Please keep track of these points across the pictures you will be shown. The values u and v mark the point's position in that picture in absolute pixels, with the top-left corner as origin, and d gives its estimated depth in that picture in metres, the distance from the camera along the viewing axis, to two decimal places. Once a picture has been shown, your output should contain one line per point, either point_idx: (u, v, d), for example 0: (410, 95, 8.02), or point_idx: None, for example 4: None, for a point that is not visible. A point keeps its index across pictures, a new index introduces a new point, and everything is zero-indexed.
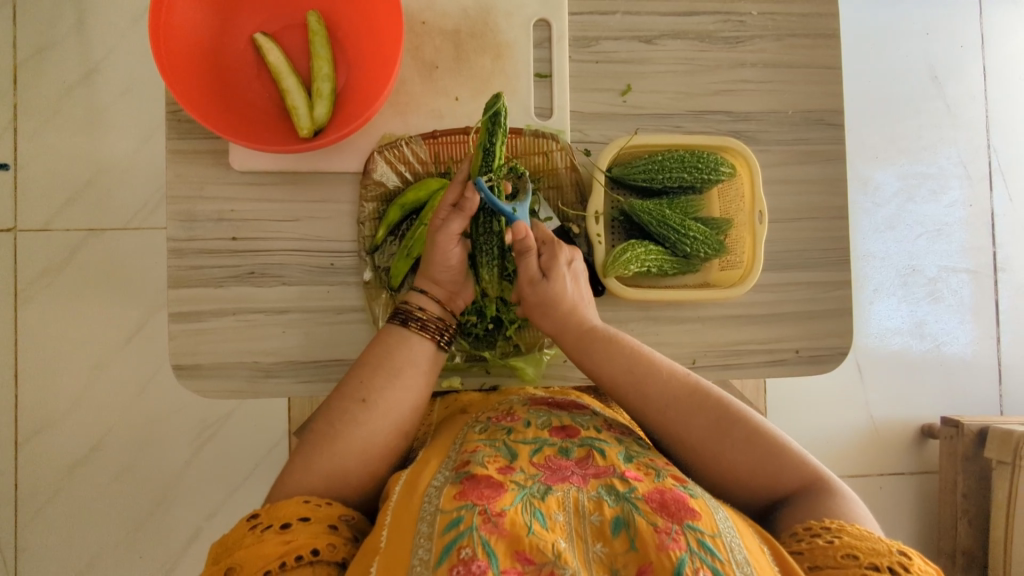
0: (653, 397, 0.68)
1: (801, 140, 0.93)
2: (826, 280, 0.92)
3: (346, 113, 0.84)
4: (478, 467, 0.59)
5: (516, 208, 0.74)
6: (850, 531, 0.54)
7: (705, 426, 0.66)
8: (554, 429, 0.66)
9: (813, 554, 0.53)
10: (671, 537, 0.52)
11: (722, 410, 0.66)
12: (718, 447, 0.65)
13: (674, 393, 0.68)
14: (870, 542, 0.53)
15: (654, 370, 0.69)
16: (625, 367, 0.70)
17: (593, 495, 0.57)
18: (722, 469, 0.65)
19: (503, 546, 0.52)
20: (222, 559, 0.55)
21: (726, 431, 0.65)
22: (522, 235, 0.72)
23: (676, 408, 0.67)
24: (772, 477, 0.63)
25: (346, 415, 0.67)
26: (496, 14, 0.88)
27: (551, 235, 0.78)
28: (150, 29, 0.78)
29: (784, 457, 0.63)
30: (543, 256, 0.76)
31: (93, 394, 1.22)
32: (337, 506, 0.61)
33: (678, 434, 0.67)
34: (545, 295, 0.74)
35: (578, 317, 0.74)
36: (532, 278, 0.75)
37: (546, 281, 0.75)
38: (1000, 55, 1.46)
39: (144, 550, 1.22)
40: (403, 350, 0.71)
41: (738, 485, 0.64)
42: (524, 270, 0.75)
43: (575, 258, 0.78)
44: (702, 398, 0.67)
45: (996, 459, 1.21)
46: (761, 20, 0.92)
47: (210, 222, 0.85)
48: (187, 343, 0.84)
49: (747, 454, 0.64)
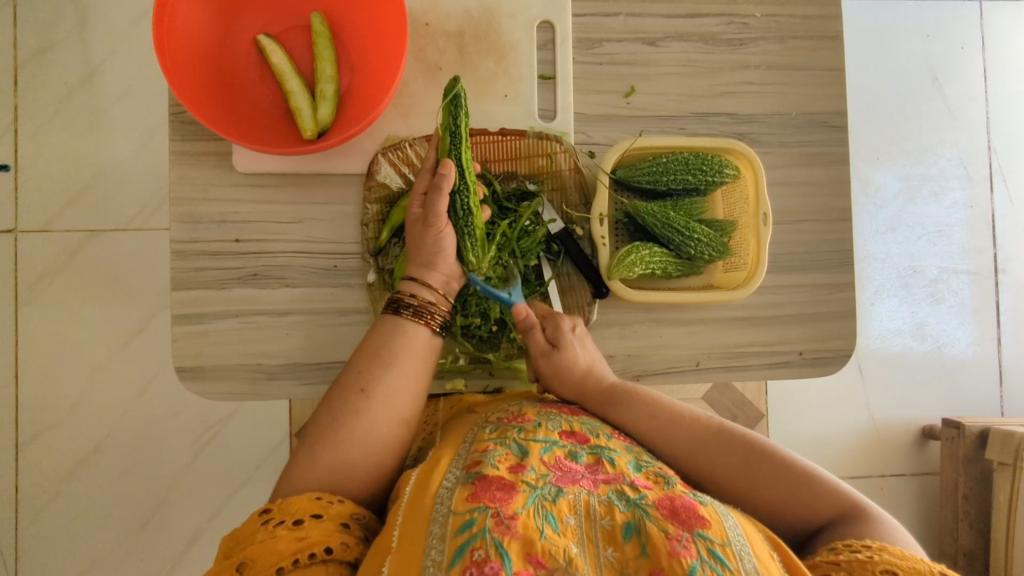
0: (682, 442, 0.71)
1: (804, 142, 0.93)
2: (829, 281, 0.92)
3: (349, 115, 0.84)
4: (490, 468, 0.59)
5: (511, 292, 0.83)
6: (891, 550, 0.53)
7: (733, 464, 0.68)
8: (564, 433, 0.66)
9: (851, 566, 0.52)
10: (682, 544, 0.52)
11: (746, 447, 0.68)
12: (749, 484, 0.66)
13: (699, 436, 0.71)
14: (911, 562, 0.52)
15: (676, 417, 0.72)
16: (650, 413, 0.73)
17: (603, 499, 0.57)
18: (757, 505, 0.65)
19: (516, 547, 0.52)
20: (233, 554, 0.55)
21: (752, 466, 0.67)
22: (522, 314, 0.80)
23: (703, 450, 0.70)
24: (807, 506, 0.63)
25: (347, 406, 0.67)
26: (499, 15, 0.88)
27: (550, 310, 0.85)
28: (153, 29, 0.77)
29: (815, 484, 0.64)
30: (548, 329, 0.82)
31: (94, 396, 1.22)
32: (348, 505, 0.61)
33: (710, 478, 0.69)
34: (558, 363, 0.79)
35: (595, 377, 0.78)
36: (543, 350, 0.80)
37: (557, 350, 0.79)
38: (1001, 57, 1.47)
39: (145, 552, 1.22)
40: (400, 338, 0.72)
41: (775, 518, 0.65)
42: (534, 344, 0.80)
43: (578, 324, 0.83)
44: (727, 438, 0.70)
45: (998, 461, 1.21)
46: (764, 22, 0.92)
47: (213, 224, 0.85)
48: (190, 345, 0.84)
49: (776, 484, 0.65)
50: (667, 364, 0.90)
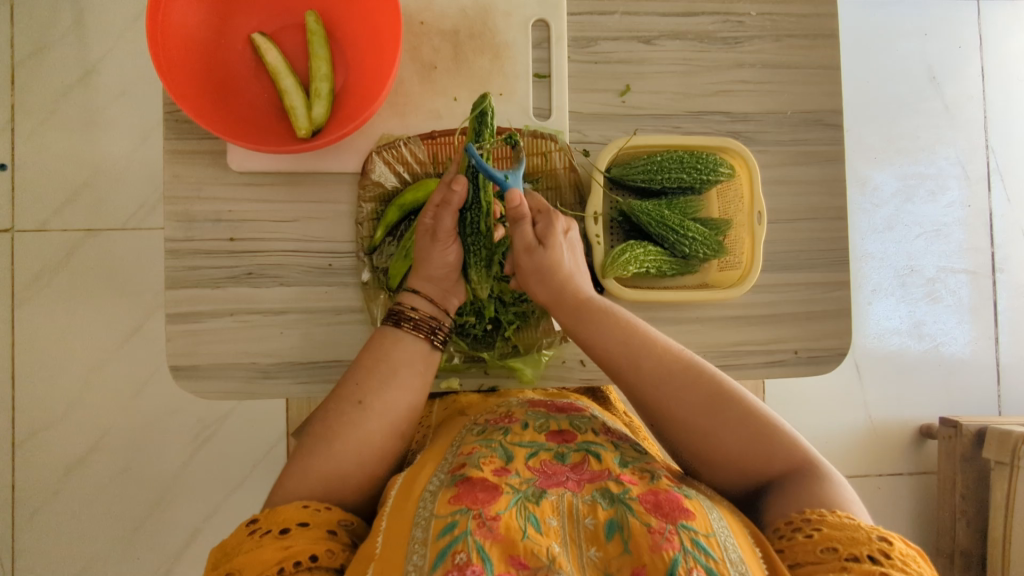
0: (648, 373, 0.67)
1: (800, 141, 0.93)
2: (825, 280, 0.92)
3: (344, 114, 0.84)
4: (473, 470, 0.59)
5: (509, 175, 0.72)
6: (830, 520, 0.53)
7: (696, 405, 0.65)
8: (551, 433, 0.66)
9: (794, 552, 0.53)
10: (665, 537, 0.52)
11: (716, 390, 0.65)
12: (710, 427, 0.64)
13: (669, 369, 0.67)
14: (849, 531, 0.52)
15: (648, 347, 0.68)
16: (619, 342, 0.69)
17: (587, 498, 0.57)
18: (714, 449, 0.64)
19: (497, 551, 0.52)
20: (221, 565, 0.56)
21: (719, 411, 0.64)
22: (516, 202, 0.70)
23: (670, 385, 0.66)
24: (762, 458, 0.62)
25: (342, 418, 0.67)
26: (495, 14, 0.88)
27: (546, 205, 0.77)
28: (148, 29, 0.77)
29: (776, 440, 0.63)
30: (538, 225, 0.75)
31: (90, 395, 1.22)
32: (336, 511, 0.60)
33: (670, 413, 0.66)
34: (540, 262, 0.73)
35: (573, 287, 0.73)
36: (528, 245, 0.73)
37: (541, 249, 0.73)
38: (999, 56, 1.47)
39: (142, 551, 1.22)
40: (399, 350, 0.72)
41: (727, 466, 0.64)
42: (519, 238, 0.73)
43: (571, 229, 0.77)
44: (696, 375, 0.66)
45: (995, 459, 1.21)
46: (760, 20, 0.92)
47: (208, 223, 0.85)
48: (185, 344, 0.84)
49: (738, 434, 0.63)
50: None
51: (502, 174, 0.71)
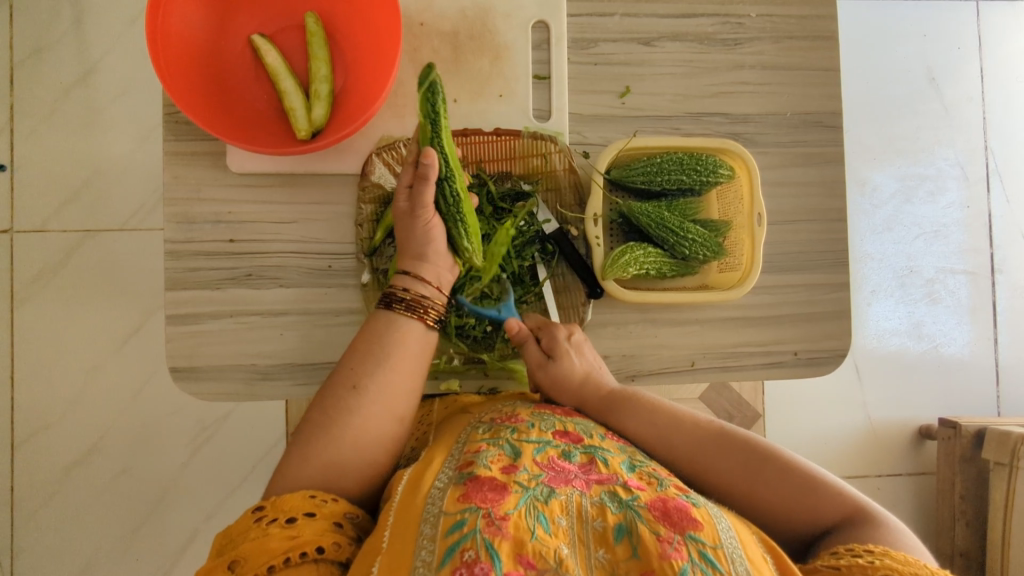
0: (681, 446, 0.71)
1: (800, 142, 0.93)
2: (824, 281, 0.92)
3: (343, 115, 0.84)
4: (482, 469, 0.59)
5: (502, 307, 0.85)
6: (893, 556, 0.52)
7: (733, 469, 0.67)
8: (558, 432, 0.66)
9: (851, 570, 0.51)
10: (673, 547, 0.52)
11: (749, 450, 0.68)
12: (750, 488, 0.66)
13: (700, 441, 0.71)
14: (913, 568, 0.50)
15: (676, 422, 0.73)
16: (650, 421, 0.74)
17: (596, 500, 0.57)
18: (759, 510, 0.65)
19: (507, 547, 0.52)
20: (227, 551, 0.55)
21: (755, 469, 0.66)
22: (513, 328, 0.83)
23: (704, 457, 0.69)
24: (810, 510, 0.62)
25: (339, 404, 0.67)
26: (494, 15, 0.88)
27: (546, 321, 0.86)
28: (147, 30, 0.77)
29: (820, 489, 0.63)
30: (545, 341, 0.83)
31: (89, 396, 1.22)
32: (342, 504, 0.61)
33: (711, 484, 0.69)
34: (555, 374, 0.80)
35: (592, 383, 0.79)
36: (538, 362, 0.81)
37: (552, 361, 0.81)
38: (998, 57, 1.47)
39: (141, 552, 1.22)
40: (393, 333, 0.72)
41: (778, 523, 0.64)
42: (529, 359, 0.82)
43: (575, 332, 0.84)
44: (728, 441, 0.69)
45: (994, 460, 1.21)
46: (759, 22, 0.92)
47: (208, 223, 0.85)
48: (185, 346, 0.84)
49: (778, 489, 0.64)
50: (663, 364, 0.90)
51: (495, 308, 0.85)
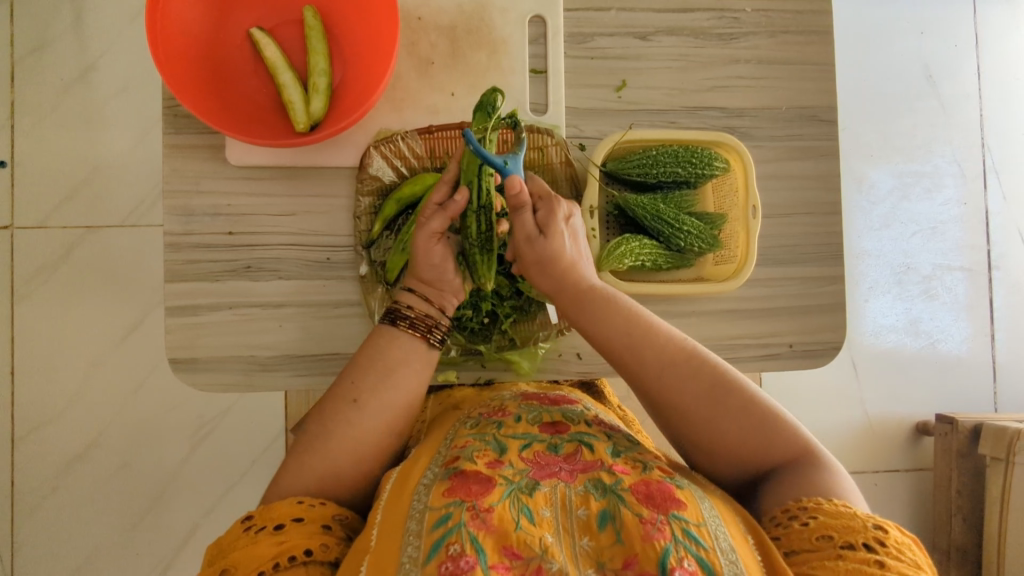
0: (652, 364, 0.67)
1: (795, 136, 0.94)
2: (819, 275, 0.93)
3: (341, 108, 0.85)
4: (467, 463, 0.59)
5: (508, 160, 0.69)
6: (827, 508, 0.55)
7: (700, 395, 0.65)
8: (545, 425, 0.67)
9: (791, 539, 0.54)
10: (656, 527, 0.53)
11: (718, 377, 0.66)
12: (713, 416, 0.64)
13: (672, 359, 0.67)
14: (846, 520, 0.54)
15: (652, 338, 0.68)
16: (622, 328, 0.69)
17: (580, 489, 0.58)
18: (716, 439, 0.64)
19: (491, 541, 0.52)
20: (217, 560, 0.56)
21: (720, 400, 0.65)
22: (516, 190, 0.68)
23: (674, 375, 0.66)
24: (762, 448, 0.63)
25: (337, 416, 0.67)
26: (491, 10, 0.89)
27: (547, 190, 0.74)
28: (147, 25, 0.78)
29: (777, 431, 0.63)
30: (539, 213, 0.73)
31: (89, 392, 1.22)
32: (330, 505, 0.61)
33: (673, 403, 0.66)
34: (542, 253, 0.71)
35: (577, 275, 0.72)
36: (529, 235, 0.71)
37: (543, 239, 0.72)
38: (995, 54, 1.47)
39: (141, 547, 1.22)
40: (394, 349, 0.72)
41: (728, 456, 0.64)
42: (520, 227, 0.71)
43: (573, 214, 0.75)
44: (699, 364, 0.67)
45: (991, 456, 1.21)
46: (755, 17, 0.93)
47: (207, 216, 0.85)
48: (184, 338, 0.84)
49: (739, 422, 0.64)
50: None
51: (501, 159, 0.69)
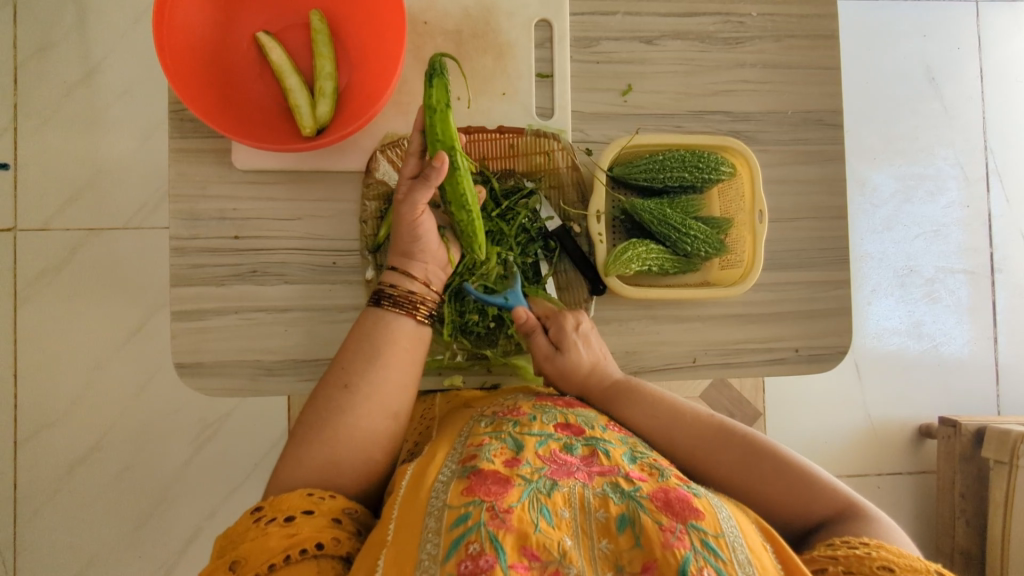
0: (681, 443, 0.72)
1: (800, 140, 0.94)
2: (824, 279, 0.93)
3: (347, 112, 0.85)
4: (485, 462, 0.59)
5: (508, 295, 0.85)
6: (888, 548, 0.54)
7: (732, 463, 0.68)
8: (559, 425, 0.67)
9: (849, 561, 0.53)
10: (675, 535, 0.53)
11: (748, 446, 0.69)
12: (749, 481, 0.67)
13: (701, 435, 0.72)
14: (907, 559, 0.52)
15: (678, 418, 0.73)
16: (651, 415, 0.75)
17: (599, 491, 0.57)
18: (756, 503, 0.66)
19: (510, 540, 0.52)
20: (226, 552, 0.56)
21: (752, 464, 0.67)
22: (521, 319, 0.83)
23: (703, 449, 0.71)
24: (804, 505, 0.64)
25: (330, 403, 0.67)
26: (498, 14, 0.89)
27: (553, 308, 0.85)
28: (153, 29, 0.78)
29: (817, 486, 0.64)
30: (553, 330, 0.83)
31: (92, 394, 1.22)
32: (340, 499, 0.61)
33: (709, 475, 0.70)
34: (560, 367, 0.81)
35: (597, 376, 0.80)
36: (546, 354, 0.82)
37: (559, 354, 0.81)
38: (998, 57, 1.47)
39: (143, 550, 1.22)
40: (383, 330, 0.72)
41: (772, 517, 0.65)
42: (537, 350, 0.83)
43: (583, 321, 0.84)
44: (729, 435, 0.70)
45: (994, 459, 1.21)
46: (760, 21, 0.93)
47: (212, 220, 0.85)
48: (189, 342, 0.84)
49: (775, 484, 0.65)
50: (665, 361, 0.90)
51: (502, 296, 0.84)
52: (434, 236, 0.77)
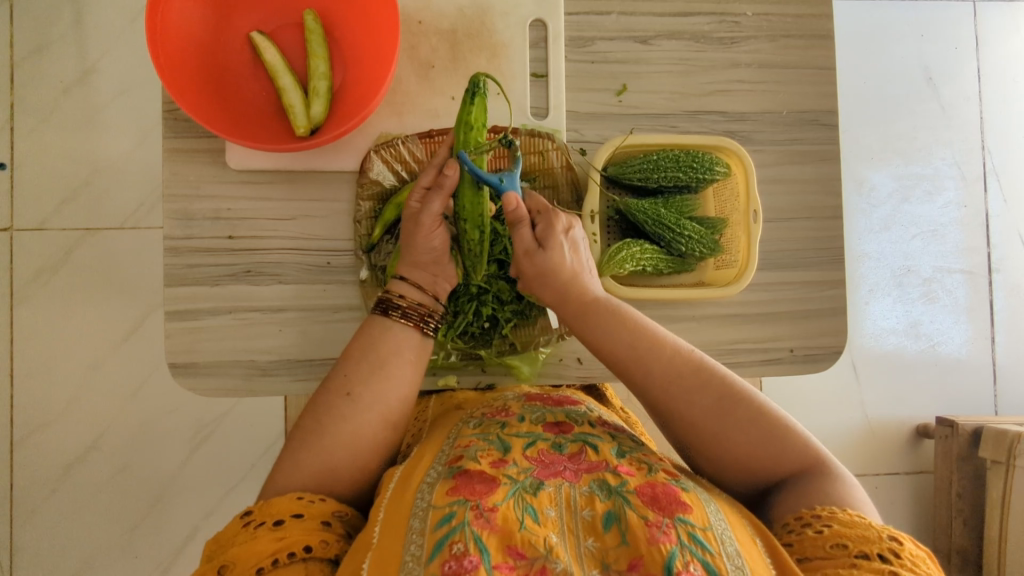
0: (658, 375, 0.67)
1: (796, 140, 0.94)
2: (820, 279, 0.93)
3: (341, 112, 0.85)
4: (471, 462, 0.59)
5: (504, 177, 0.73)
6: (843, 518, 0.55)
7: (709, 406, 0.65)
8: (548, 424, 0.67)
9: (803, 545, 0.54)
10: (662, 530, 0.53)
11: (725, 389, 0.65)
12: (722, 430, 0.64)
13: (680, 369, 0.67)
14: (859, 529, 0.54)
15: (657, 349, 0.68)
16: (631, 341, 0.69)
17: (585, 490, 0.57)
18: (726, 450, 0.64)
19: (494, 540, 0.52)
20: (215, 556, 0.56)
21: (729, 410, 0.64)
22: (512, 204, 0.71)
23: (681, 386, 0.66)
24: (774, 459, 0.63)
25: (331, 411, 0.67)
26: (492, 14, 0.89)
27: (546, 205, 0.76)
28: (147, 29, 0.78)
29: (789, 440, 0.63)
30: (539, 226, 0.74)
31: (89, 393, 1.22)
32: (331, 502, 0.61)
33: (680, 415, 0.66)
34: (542, 266, 0.72)
35: (579, 287, 0.72)
36: (528, 249, 0.73)
37: (543, 252, 0.73)
38: (996, 56, 1.47)
39: (140, 550, 1.22)
40: (387, 340, 0.72)
41: (738, 465, 0.64)
42: (519, 242, 0.73)
43: (573, 227, 0.76)
44: (707, 376, 0.66)
45: (991, 459, 1.21)
46: (756, 21, 0.93)
47: (207, 221, 0.85)
48: (184, 342, 0.84)
49: (749, 434, 0.63)
50: None
51: (497, 176, 0.73)
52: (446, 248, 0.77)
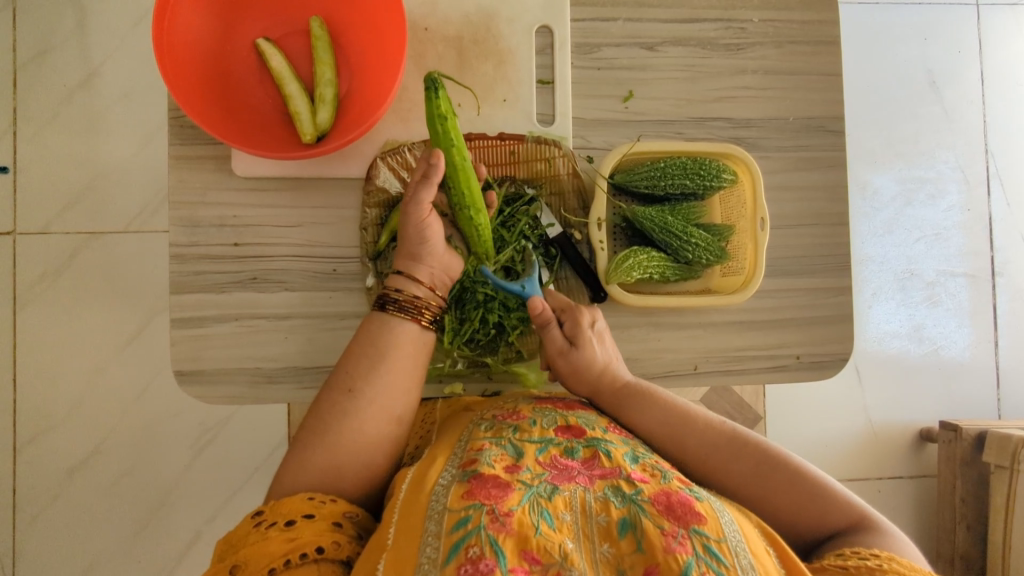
0: (696, 448, 0.71)
1: (802, 146, 0.93)
2: (826, 286, 0.92)
3: (347, 119, 0.84)
4: (485, 466, 0.59)
5: (524, 283, 0.82)
6: (900, 561, 0.54)
7: (748, 472, 0.68)
8: (560, 428, 0.67)
9: (858, 570, 0.53)
10: (677, 540, 0.53)
11: (763, 454, 0.68)
12: (763, 493, 0.66)
13: (715, 441, 0.71)
14: (920, 574, 0.52)
15: (693, 423, 0.72)
16: (666, 417, 0.73)
17: (600, 495, 0.57)
18: (771, 514, 0.66)
19: (511, 544, 0.52)
20: (227, 556, 0.56)
21: (768, 475, 0.67)
22: (538, 307, 0.80)
23: (718, 456, 0.70)
24: (819, 516, 0.64)
25: (334, 407, 0.67)
26: (498, 20, 0.88)
27: (566, 303, 0.84)
28: (152, 35, 0.78)
29: (831, 497, 0.64)
30: (564, 325, 0.82)
31: (92, 398, 1.22)
32: (341, 504, 0.61)
33: (723, 484, 0.69)
34: (572, 362, 0.79)
35: (610, 375, 0.78)
36: (559, 348, 0.79)
37: (572, 349, 0.79)
38: (1000, 60, 1.47)
39: (143, 553, 1.22)
40: (387, 334, 0.72)
41: (786, 526, 0.65)
42: (550, 343, 0.80)
43: (597, 319, 0.83)
44: (742, 444, 0.70)
45: (995, 463, 1.21)
46: (761, 27, 0.93)
47: (212, 227, 0.85)
48: (189, 349, 0.84)
49: (790, 494, 0.65)
50: (666, 368, 0.90)
51: (519, 283, 0.82)
52: (442, 241, 0.78)
